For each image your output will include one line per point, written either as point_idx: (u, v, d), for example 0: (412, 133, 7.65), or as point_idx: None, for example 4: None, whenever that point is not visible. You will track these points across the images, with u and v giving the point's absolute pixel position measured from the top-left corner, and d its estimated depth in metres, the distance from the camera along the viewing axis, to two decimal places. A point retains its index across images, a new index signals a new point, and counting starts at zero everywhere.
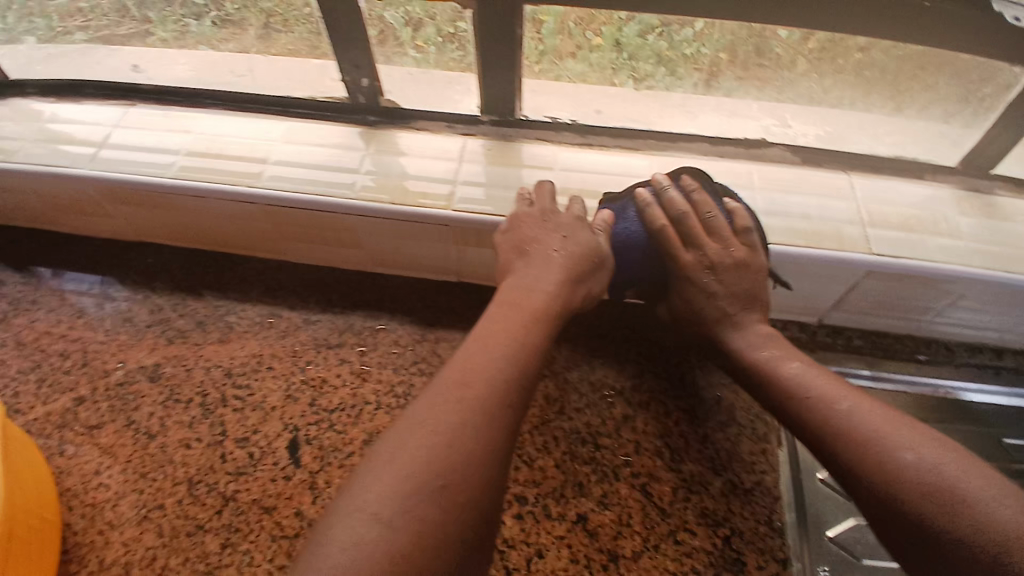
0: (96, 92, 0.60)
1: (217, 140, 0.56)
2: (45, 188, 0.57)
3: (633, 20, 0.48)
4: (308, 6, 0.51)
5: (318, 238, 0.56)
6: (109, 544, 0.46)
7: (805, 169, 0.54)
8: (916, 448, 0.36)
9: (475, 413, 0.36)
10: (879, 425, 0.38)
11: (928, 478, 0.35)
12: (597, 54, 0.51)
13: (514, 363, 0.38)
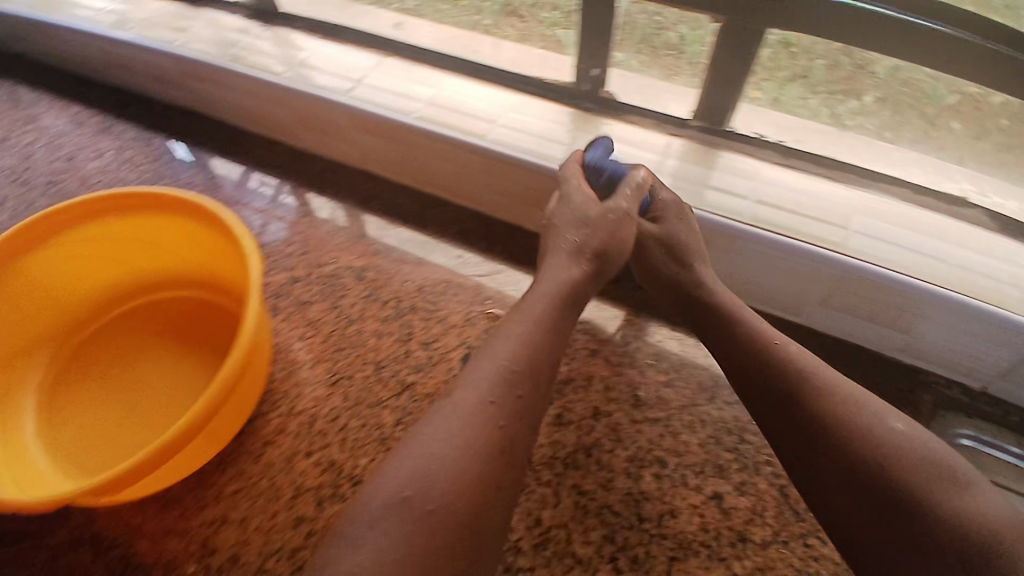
0: (352, 37, 0.67)
1: (455, 98, 0.62)
2: (299, 105, 0.65)
3: (820, 64, 0.54)
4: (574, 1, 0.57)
5: (520, 195, 0.61)
6: (301, 395, 0.54)
7: (1002, 236, 0.53)
8: (884, 425, 0.39)
9: (446, 419, 0.39)
10: (847, 407, 0.41)
11: (900, 462, 0.37)
12: (772, 92, 0.57)
13: (506, 370, 0.42)
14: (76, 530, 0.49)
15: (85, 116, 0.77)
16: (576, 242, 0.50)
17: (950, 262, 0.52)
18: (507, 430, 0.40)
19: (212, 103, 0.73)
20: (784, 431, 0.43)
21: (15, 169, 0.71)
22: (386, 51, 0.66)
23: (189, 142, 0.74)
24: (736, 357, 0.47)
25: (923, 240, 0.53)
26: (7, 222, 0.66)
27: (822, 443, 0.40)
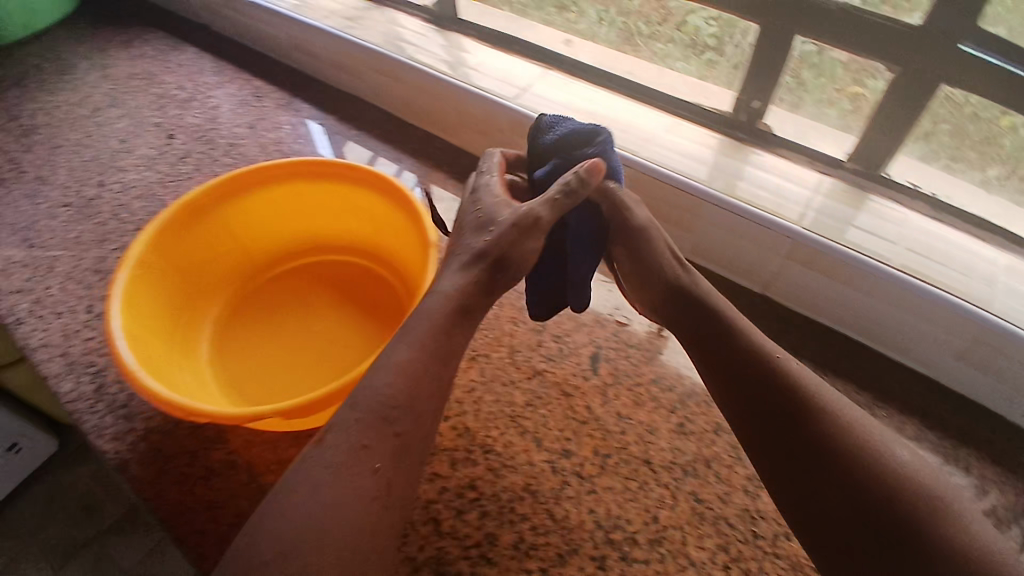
0: (521, 49, 0.74)
1: (614, 114, 0.68)
2: (467, 107, 0.73)
3: (989, 121, 0.53)
4: (746, 38, 0.60)
5: (663, 214, 0.65)
6: None
7: None
8: (885, 452, 0.40)
9: (321, 468, 0.39)
10: (840, 428, 0.41)
11: (894, 488, 0.38)
12: (935, 143, 0.56)
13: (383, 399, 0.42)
14: (232, 454, 0.53)
15: (264, 91, 0.86)
16: (476, 248, 0.50)
17: (995, 287, 0.54)
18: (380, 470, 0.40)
19: (382, 94, 0.81)
20: (781, 452, 0.43)
21: (202, 130, 0.80)
22: (550, 65, 0.72)
23: (352, 125, 0.82)
24: (730, 370, 0.47)
25: (975, 265, 0.56)
26: (195, 174, 0.75)
27: (827, 462, 0.40)
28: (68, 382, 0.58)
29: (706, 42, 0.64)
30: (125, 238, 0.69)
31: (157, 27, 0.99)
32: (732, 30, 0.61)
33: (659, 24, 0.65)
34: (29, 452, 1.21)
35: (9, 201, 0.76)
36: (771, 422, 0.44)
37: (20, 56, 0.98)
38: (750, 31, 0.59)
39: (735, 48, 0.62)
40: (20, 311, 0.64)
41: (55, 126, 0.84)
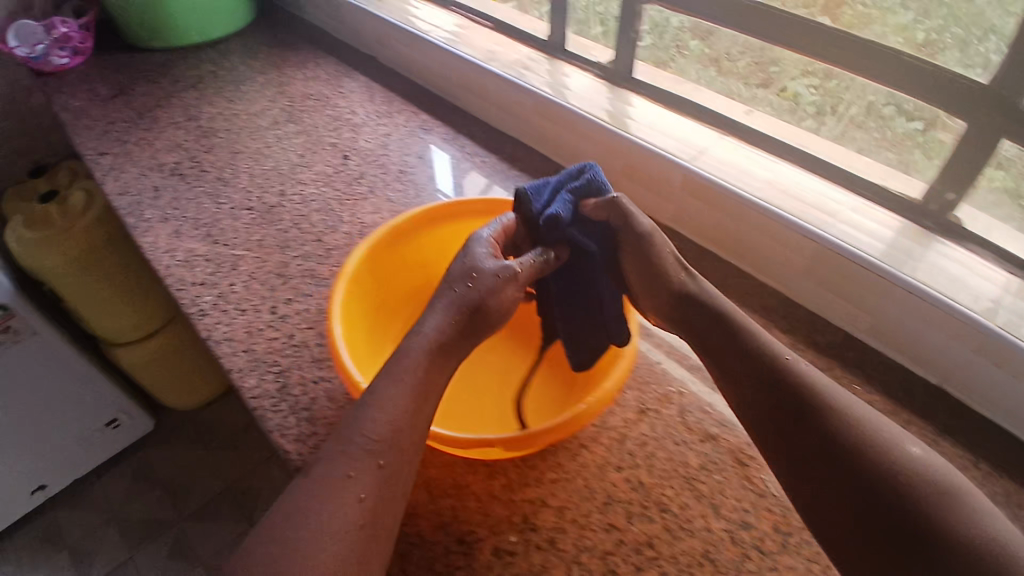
0: (694, 114, 0.76)
1: (794, 187, 0.69)
2: (636, 161, 0.75)
3: None
4: (951, 135, 0.60)
5: (836, 286, 0.67)
6: (614, 414, 0.59)
7: None
8: (892, 457, 0.43)
9: (326, 490, 0.43)
10: (844, 435, 0.45)
11: (901, 488, 0.42)
12: None
13: (376, 428, 0.46)
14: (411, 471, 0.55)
15: (432, 125, 0.91)
16: (459, 294, 0.53)
17: None
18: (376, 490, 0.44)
19: (548, 142, 0.85)
20: (795, 472, 0.46)
21: (375, 154, 0.86)
22: (725, 131, 0.74)
23: (512, 165, 0.85)
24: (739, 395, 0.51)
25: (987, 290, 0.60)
26: (369, 195, 0.80)
27: (839, 471, 0.44)
28: (252, 378, 0.60)
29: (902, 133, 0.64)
30: (305, 247, 0.73)
31: (327, 53, 1.06)
32: (936, 127, 0.61)
33: (850, 110, 0.67)
34: (125, 428, 1.29)
35: (192, 197, 0.79)
36: (782, 434, 0.48)
37: (195, 61, 1.04)
38: (956, 129, 0.60)
39: (935, 144, 0.62)
40: (205, 302, 0.66)
41: (233, 132, 0.88)
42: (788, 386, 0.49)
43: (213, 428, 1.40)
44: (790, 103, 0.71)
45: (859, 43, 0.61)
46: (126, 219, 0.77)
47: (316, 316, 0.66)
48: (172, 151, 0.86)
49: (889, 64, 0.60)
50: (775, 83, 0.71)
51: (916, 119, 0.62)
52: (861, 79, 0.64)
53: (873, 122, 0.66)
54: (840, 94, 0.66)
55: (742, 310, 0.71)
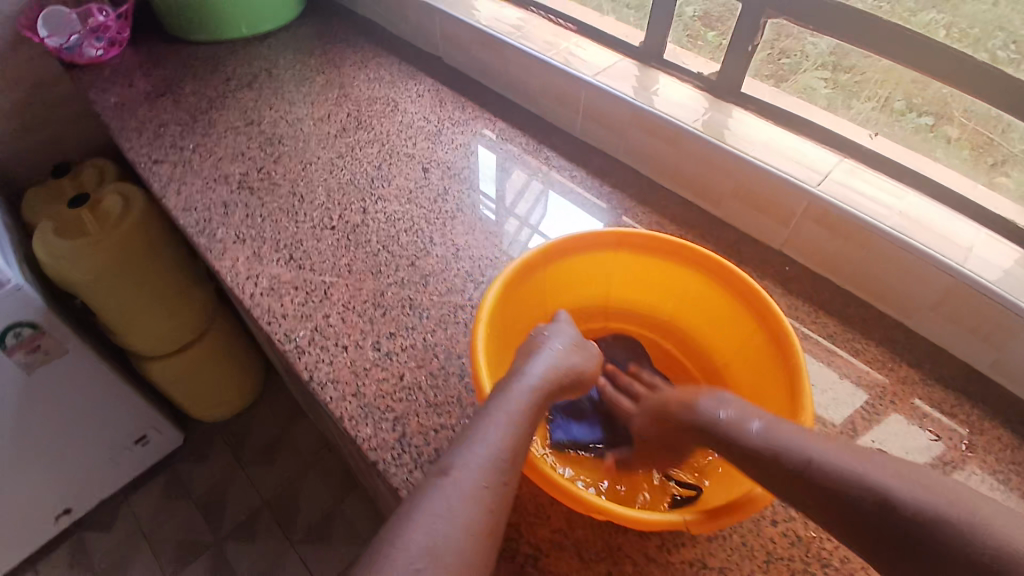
0: (810, 133, 0.73)
1: (925, 217, 0.65)
2: (749, 180, 0.71)
3: None
4: None
5: (967, 322, 0.62)
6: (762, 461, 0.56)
7: None
8: (889, 483, 0.39)
9: (453, 498, 0.39)
10: (841, 473, 0.40)
11: (906, 514, 0.37)
12: None
13: (507, 437, 0.43)
14: (557, 532, 0.50)
15: (511, 134, 0.86)
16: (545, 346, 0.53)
17: None
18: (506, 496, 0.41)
19: (640, 155, 0.81)
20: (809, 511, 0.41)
21: (456, 167, 0.81)
22: (846, 154, 0.71)
23: (602, 181, 0.81)
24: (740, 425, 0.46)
25: (1018, 276, 0.60)
26: (457, 214, 0.75)
27: (849, 509, 0.39)
28: (367, 428, 0.55)
29: None
30: (399, 272, 0.67)
31: (385, 51, 1.00)
32: None
33: (982, 140, 0.63)
34: (154, 443, 1.22)
35: (267, 214, 0.73)
36: (781, 487, 0.42)
37: (245, 58, 0.97)
38: None
39: None
40: (301, 337, 0.61)
41: (301, 141, 0.84)
42: (760, 456, 0.43)
43: (247, 437, 1.33)
44: (802, 94, 0.74)
45: (991, 71, 0.58)
46: (197, 240, 0.71)
47: (423, 353, 0.60)
48: (236, 161, 0.80)
49: None
50: (902, 107, 0.67)
51: (927, 113, 0.66)
52: (869, 68, 0.67)
53: (885, 118, 0.69)
54: (850, 86, 0.70)
55: (868, 340, 0.67)
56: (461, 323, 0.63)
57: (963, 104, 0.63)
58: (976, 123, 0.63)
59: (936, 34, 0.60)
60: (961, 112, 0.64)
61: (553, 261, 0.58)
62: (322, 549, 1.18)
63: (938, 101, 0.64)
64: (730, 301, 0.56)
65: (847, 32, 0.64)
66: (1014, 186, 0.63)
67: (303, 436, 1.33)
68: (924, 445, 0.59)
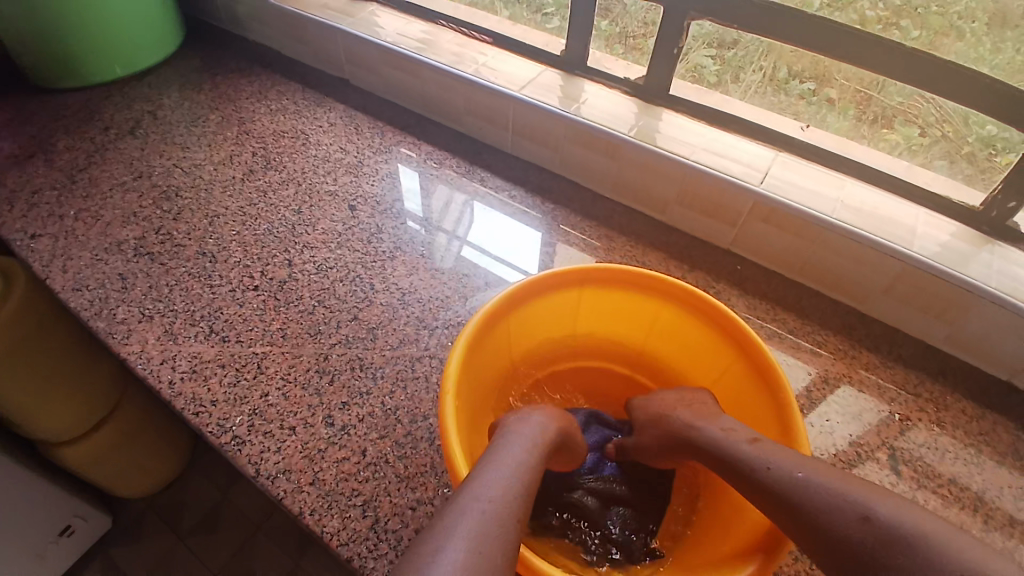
0: (741, 130, 0.72)
1: (868, 204, 0.66)
2: (694, 184, 0.70)
3: None
4: (1009, 154, 0.59)
5: (920, 302, 0.65)
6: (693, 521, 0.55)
7: (993, 243, 0.63)
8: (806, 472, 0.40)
9: (465, 521, 0.37)
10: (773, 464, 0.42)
11: (824, 505, 0.38)
12: None
13: (516, 479, 0.41)
14: None
15: (439, 157, 0.81)
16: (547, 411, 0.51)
17: (997, 271, 0.61)
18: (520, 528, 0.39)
19: (577, 166, 0.78)
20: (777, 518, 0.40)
21: (385, 202, 0.74)
22: (780, 147, 0.71)
23: (543, 199, 0.77)
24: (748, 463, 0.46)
25: (961, 250, 0.62)
26: (397, 253, 0.69)
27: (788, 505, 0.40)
28: (333, 520, 0.48)
29: (961, 144, 0.63)
30: (342, 330, 0.61)
31: (285, 77, 0.91)
32: (999, 136, 0.60)
33: (900, 120, 0.65)
34: (78, 537, 1.06)
35: (175, 282, 0.64)
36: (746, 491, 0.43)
37: (125, 102, 0.86)
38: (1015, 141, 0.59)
39: (994, 154, 0.61)
40: (238, 425, 0.53)
41: (203, 190, 0.74)
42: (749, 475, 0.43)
43: (183, 514, 1.18)
44: (694, 74, 0.73)
45: (895, 47, 0.59)
46: (95, 324, 0.61)
47: (383, 422, 0.54)
48: (128, 224, 0.70)
49: (949, 75, 0.58)
50: (825, 91, 0.67)
51: (808, 79, 0.67)
52: (750, 44, 0.68)
53: (771, 88, 0.70)
54: (738, 61, 0.70)
55: (825, 330, 0.68)
56: (421, 378, 0.57)
57: (843, 68, 0.64)
58: (855, 83, 0.64)
59: (832, 16, 0.61)
60: (840, 75, 0.65)
61: (511, 310, 0.56)
62: None
63: (818, 67, 0.65)
64: (694, 322, 0.58)
65: (747, 20, 0.65)
66: (901, 141, 0.66)
67: (246, 503, 1.19)
68: (873, 415, 0.61)
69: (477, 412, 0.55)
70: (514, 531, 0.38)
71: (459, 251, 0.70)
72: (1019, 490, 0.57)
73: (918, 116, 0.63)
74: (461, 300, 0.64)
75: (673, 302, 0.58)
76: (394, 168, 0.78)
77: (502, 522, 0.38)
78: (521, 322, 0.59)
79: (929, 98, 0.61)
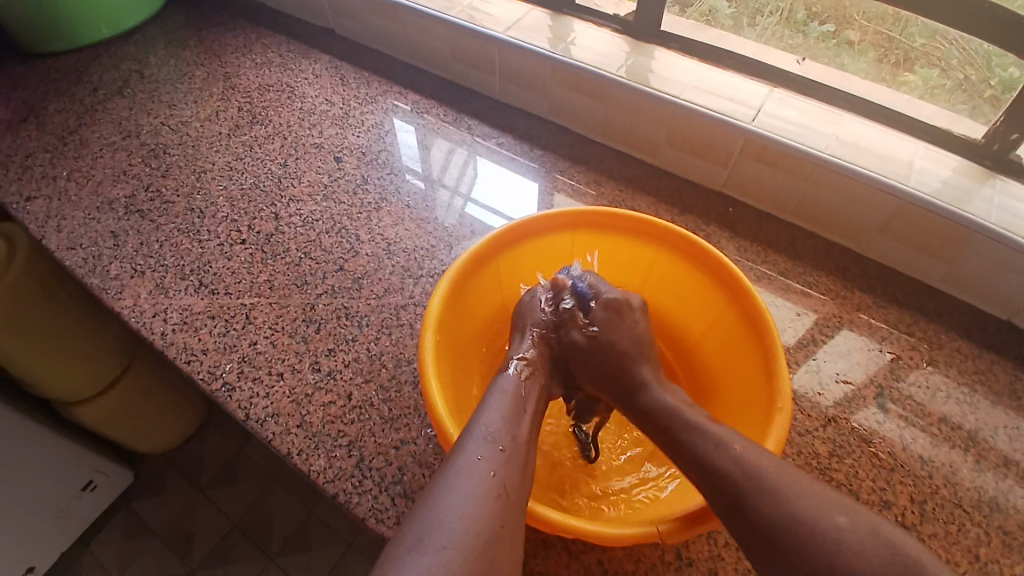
0: (737, 66, 0.70)
1: (866, 139, 0.64)
2: (685, 124, 0.68)
3: None
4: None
5: (916, 240, 0.63)
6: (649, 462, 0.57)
7: (996, 178, 0.61)
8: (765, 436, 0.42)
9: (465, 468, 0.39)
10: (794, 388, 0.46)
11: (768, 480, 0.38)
12: None
13: (503, 421, 0.44)
14: (540, 530, 0.49)
15: (426, 106, 0.79)
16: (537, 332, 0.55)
17: (996, 206, 0.59)
18: (517, 467, 0.41)
19: (567, 110, 0.76)
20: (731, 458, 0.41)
21: (371, 152, 0.73)
22: (777, 82, 0.68)
23: (532, 145, 0.76)
24: None
25: (959, 185, 0.60)
26: (382, 204, 0.68)
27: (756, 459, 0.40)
28: (319, 459, 0.50)
29: (981, 77, 0.60)
30: (327, 280, 0.61)
31: (272, 30, 0.90)
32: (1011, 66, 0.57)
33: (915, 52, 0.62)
34: (103, 490, 1.11)
35: (165, 237, 0.65)
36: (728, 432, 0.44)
37: (112, 62, 0.86)
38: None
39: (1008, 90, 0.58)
40: (228, 371, 0.55)
41: (191, 147, 0.74)
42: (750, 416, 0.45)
43: (205, 465, 1.22)
44: (707, 19, 0.72)
45: None
46: (89, 280, 0.62)
47: (369, 366, 0.55)
48: (118, 183, 0.71)
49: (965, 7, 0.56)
50: (844, 33, 0.65)
51: (827, 22, 0.65)
52: None
53: (788, 31, 0.68)
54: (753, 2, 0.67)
55: (818, 270, 0.67)
56: (405, 326, 0.58)
57: (859, 5, 0.62)
58: (875, 23, 0.63)
59: None
60: (859, 15, 0.63)
61: (501, 251, 0.56)
62: (302, 563, 1.11)
63: (838, 7, 0.64)
64: (682, 266, 0.58)
65: None
66: (919, 83, 0.64)
67: (261, 453, 1.23)
68: (878, 362, 0.60)
69: (464, 358, 0.56)
70: (511, 468, 0.41)
71: (463, 208, 0.69)
72: (1013, 430, 0.56)
73: (940, 57, 0.61)
74: (446, 249, 0.65)
75: (661, 245, 0.57)
76: (384, 120, 0.77)
77: (493, 460, 0.40)
78: (511, 266, 0.59)
79: (952, 38, 0.59)
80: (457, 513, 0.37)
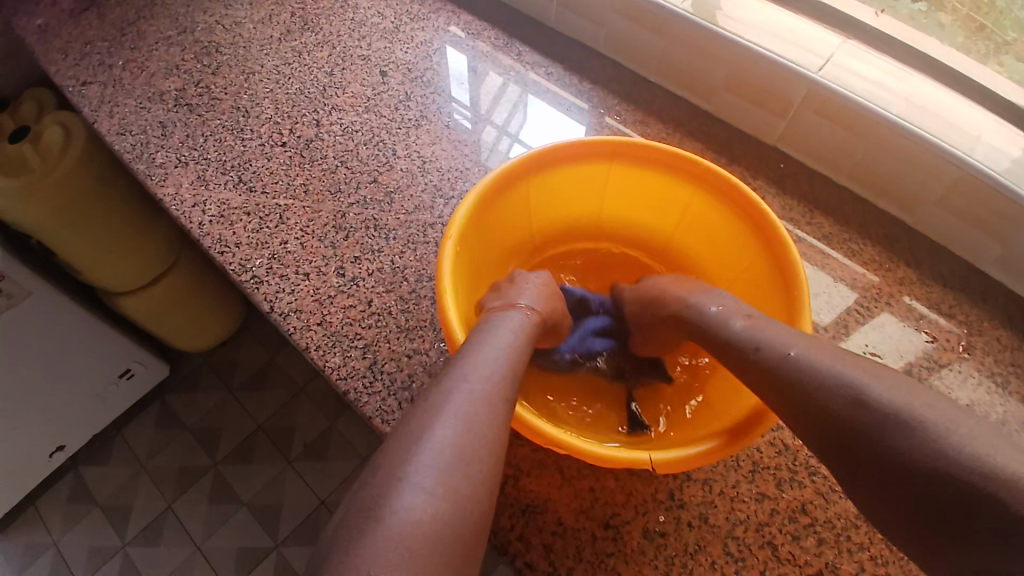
0: (812, 12, 0.65)
1: (935, 104, 0.59)
2: (746, 68, 0.64)
3: None
4: None
5: (973, 216, 0.59)
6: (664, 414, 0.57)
7: None
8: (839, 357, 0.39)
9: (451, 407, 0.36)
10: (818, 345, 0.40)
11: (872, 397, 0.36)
12: None
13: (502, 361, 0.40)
14: (537, 452, 0.50)
15: (477, 28, 0.77)
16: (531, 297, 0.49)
17: None
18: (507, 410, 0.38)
19: (623, 44, 0.73)
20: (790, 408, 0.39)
21: (417, 70, 0.72)
22: (852, 34, 0.64)
23: (582, 78, 0.74)
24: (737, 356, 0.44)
25: None
26: (422, 122, 0.68)
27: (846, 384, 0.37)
28: (335, 356, 0.52)
29: None
30: (360, 191, 0.62)
31: None
32: None
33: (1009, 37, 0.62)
34: (139, 379, 1.17)
35: (210, 132, 0.66)
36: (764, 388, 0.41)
37: None
38: None
39: None
40: (258, 266, 0.57)
41: (242, 48, 0.75)
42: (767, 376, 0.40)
43: (235, 368, 1.28)
44: None
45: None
46: (136, 165, 0.65)
47: (391, 278, 0.56)
48: (170, 76, 0.72)
49: None
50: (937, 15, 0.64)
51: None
52: None
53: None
54: None
55: (864, 238, 0.64)
56: (432, 244, 0.59)
57: None
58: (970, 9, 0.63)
59: None
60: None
61: (532, 172, 0.55)
62: (320, 470, 1.18)
63: None
64: (715, 208, 0.57)
65: None
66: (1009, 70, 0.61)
67: (290, 365, 1.28)
68: (916, 347, 0.58)
69: (477, 273, 0.57)
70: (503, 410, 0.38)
71: (507, 150, 0.67)
72: None
73: None
74: (480, 173, 0.64)
75: (696, 185, 0.56)
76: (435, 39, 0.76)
77: (490, 403, 0.37)
78: (541, 189, 0.59)
79: None
80: (443, 452, 0.34)
